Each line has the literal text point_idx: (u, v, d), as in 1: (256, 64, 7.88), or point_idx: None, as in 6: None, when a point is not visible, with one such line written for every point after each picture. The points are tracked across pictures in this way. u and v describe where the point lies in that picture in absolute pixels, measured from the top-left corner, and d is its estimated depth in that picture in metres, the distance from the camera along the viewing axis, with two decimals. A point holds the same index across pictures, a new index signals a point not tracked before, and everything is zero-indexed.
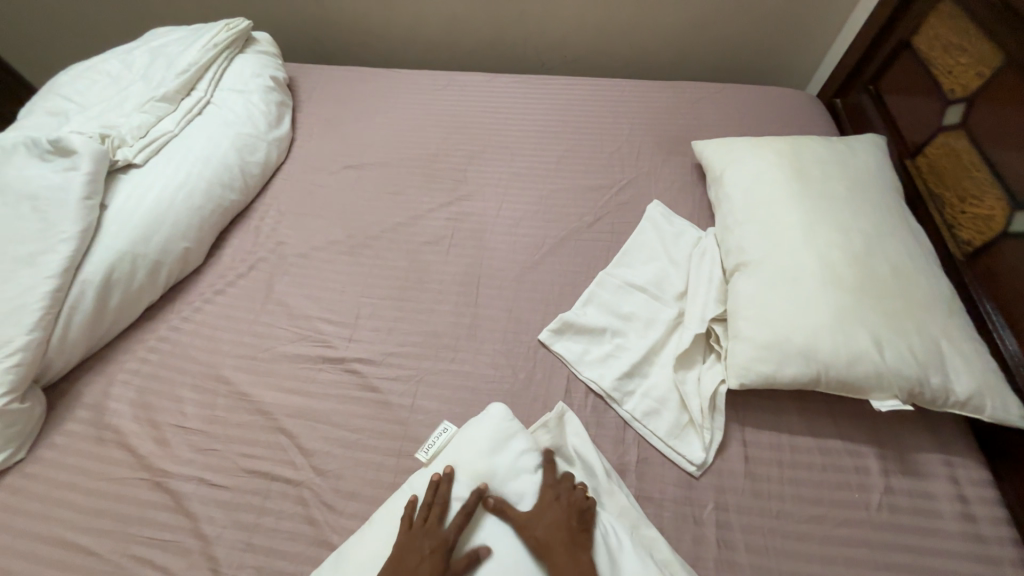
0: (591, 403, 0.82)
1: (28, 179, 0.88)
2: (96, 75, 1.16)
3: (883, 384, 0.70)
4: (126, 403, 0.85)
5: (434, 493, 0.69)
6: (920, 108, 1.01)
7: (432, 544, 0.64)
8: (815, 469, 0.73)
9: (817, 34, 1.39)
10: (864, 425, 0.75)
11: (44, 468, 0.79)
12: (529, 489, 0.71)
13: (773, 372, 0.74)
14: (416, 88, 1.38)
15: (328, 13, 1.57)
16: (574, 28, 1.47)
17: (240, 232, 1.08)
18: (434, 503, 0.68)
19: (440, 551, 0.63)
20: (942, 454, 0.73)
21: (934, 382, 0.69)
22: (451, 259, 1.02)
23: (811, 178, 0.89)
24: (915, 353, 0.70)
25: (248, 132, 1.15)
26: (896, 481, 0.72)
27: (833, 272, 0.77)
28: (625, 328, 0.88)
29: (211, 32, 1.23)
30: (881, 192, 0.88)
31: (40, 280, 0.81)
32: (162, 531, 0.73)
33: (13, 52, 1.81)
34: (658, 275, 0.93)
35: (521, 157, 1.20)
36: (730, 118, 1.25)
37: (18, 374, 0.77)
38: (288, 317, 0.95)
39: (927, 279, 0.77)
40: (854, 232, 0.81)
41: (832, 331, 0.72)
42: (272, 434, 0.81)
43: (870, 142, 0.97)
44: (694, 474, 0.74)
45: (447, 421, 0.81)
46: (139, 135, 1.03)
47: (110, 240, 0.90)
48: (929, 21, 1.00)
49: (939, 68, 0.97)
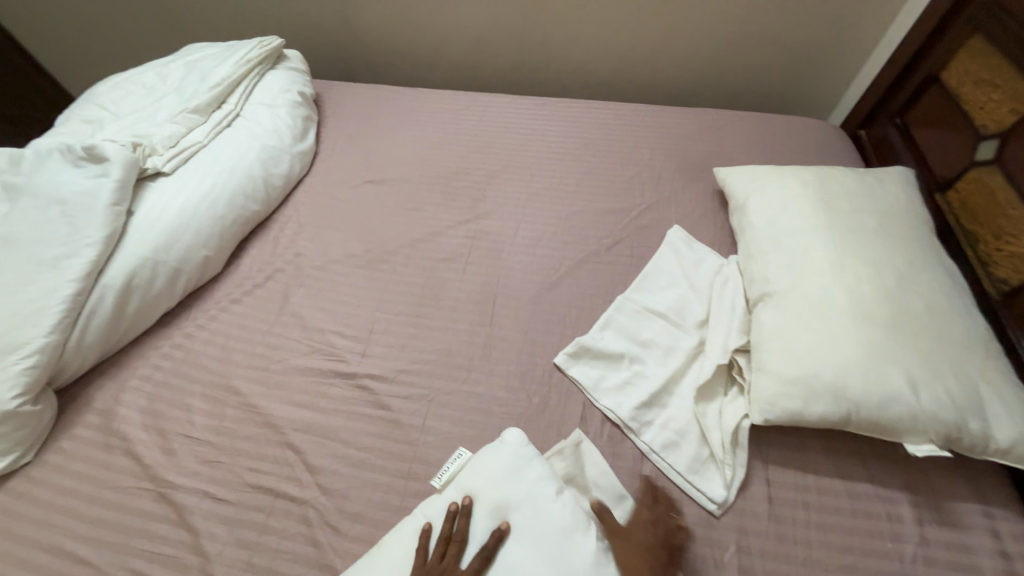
0: (608, 432, 0.79)
1: (60, 184, 0.90)
2: (133, 86, 1.20)
3: (918, 428, 0.67)
4: (136, 410, 0.84)
5: (452, 527, 0.66)
6: (950, 143, 0.99)
7: None
8: (844, 514, 0.69)
9: (839, 66, 1.39)
10: (896, 469, 0.71)
11: (50, 473, 0.78)
12: (548, 516, 0.66)
13: (800, 409, 0.70)
14: (439, 107, 1.40)
15: (357, 34, 1.62)
16: (596, 54, 1.50)
17: (260, 242, 1.09)
18: (450, 539, 0.66)
19: None
20: (982, 505, 0.68)
21: (973, 428, 0.66)
22: (467, 277, 1.01)
23: (839, 209, 0.88)
24: (952, 396, 0.67)
25: (274, 145, 1.17)
26: (932, 531, 0.67)
27: (863, 306, 0.74)
28: (644, 355, 0.86)
29: (245, 49, 1.27)
30: (912, 226, 0.86)
31: (62, 283, 0.82)
32: (162, 546, 0.71)
33: (56, 63, 1.90)
34: (679, 302, 0.91)
35: (541, 178, 1.21)
36: (752, 146, 1.25)
37: (33, 376, 0.77)
38: (302, 329, 0.94)
39: (963, 317, 0.74)
40: (884, 266, 0.78)
41: (863, 368, 0.69)
42: (279, 448, 0.79)
43: (899, 175, 0.96)
44: (715, 513, 0.70)
45: (461, 446, 0.79)
46: (169, 144, 1.05)
47: (133, 245, 0.91)
48: (959, 57, 0.99)
49: (970, 103, 0.95)
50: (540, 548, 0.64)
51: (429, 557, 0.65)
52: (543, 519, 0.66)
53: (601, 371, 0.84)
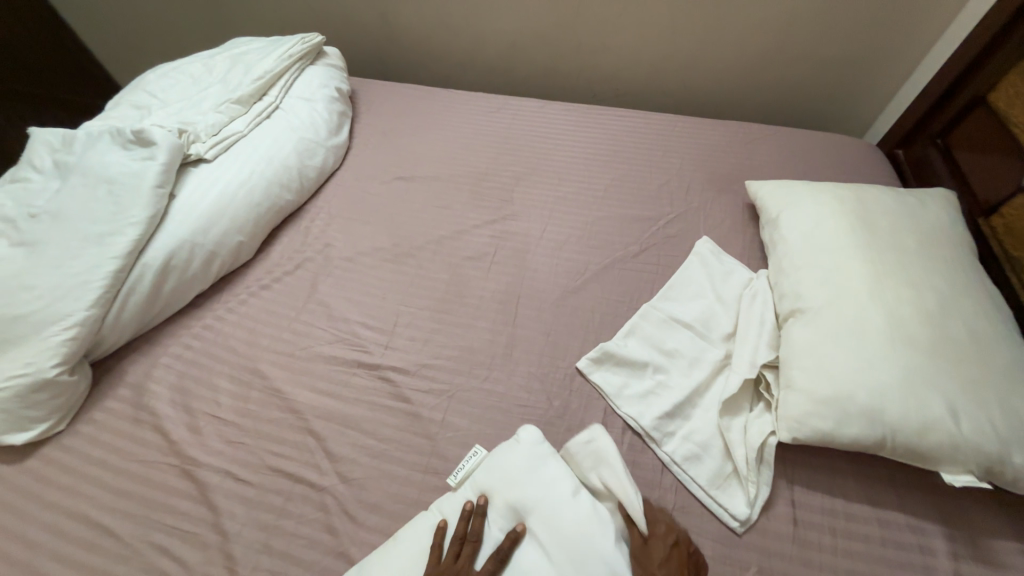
0: (628, 440, 0.78)
1: (109, 165, 0.93)
2: (180, 75, 1.25)
3: (957, 457, 0.64)
4: (165, 387, 0.86)
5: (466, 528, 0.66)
6: (996, 166, 0.96)
7: None
8: (872, 542, 0.67)
9: (879, 84, 1.37)
10: (929, 499, 0.69)
11: (81, 442, 0.80)
12: (565, 517, 0.65)
13: (831, 429, 0.69)
14: (470, 109, 1.42)
15: (394, 35, 1.66)
16: (629, 63, 1.50)
17: (291, 231, 1.12)
18: (466, 537, 0.66)
19: None
20: (1022, 543, 0.65)
21: (1017, 461, 0.63)
22: (492, 276, 1.02)
23: (877, 228, 0.86)
24: (994, 426, 0.64)
25: (311, 138, 1.20)
26: (967, 567, 0.64)
27: (901, 328, 0.72)
28: (668, 365, 0.85)
29: (288, 44, 1.31)
30: (955, 250, 0.83)
31: (105, 260, 0.85)
32: (183, 522, 0.72)
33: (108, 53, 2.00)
34: (705, 314, 0.90)
35: (569, 182, 1.21)
36: (786, 160, 1.23)
37: (72, 347, 0.80)
38: (328, 318, 0.96)
39: (1008, 346, 0.71)
40: (924, 289, 0.76)
41: (900, 392, 0.67)
42: (301, 434, 0.80)
43: (941, 197, 0.93)
44: (737, 530, 0.69)
45: (477, 444, 0.79)
46: (212, 132, 1.08)
47: (173, 228, 0.94)
48: (1010, 79, 0.96)
49: (1019, 126, 0.92)
50: (559, 548, 0.63)
51: (443, 556, 0.64)
52: (561, 520, 0.65)
53: (623, 378, 0.84)
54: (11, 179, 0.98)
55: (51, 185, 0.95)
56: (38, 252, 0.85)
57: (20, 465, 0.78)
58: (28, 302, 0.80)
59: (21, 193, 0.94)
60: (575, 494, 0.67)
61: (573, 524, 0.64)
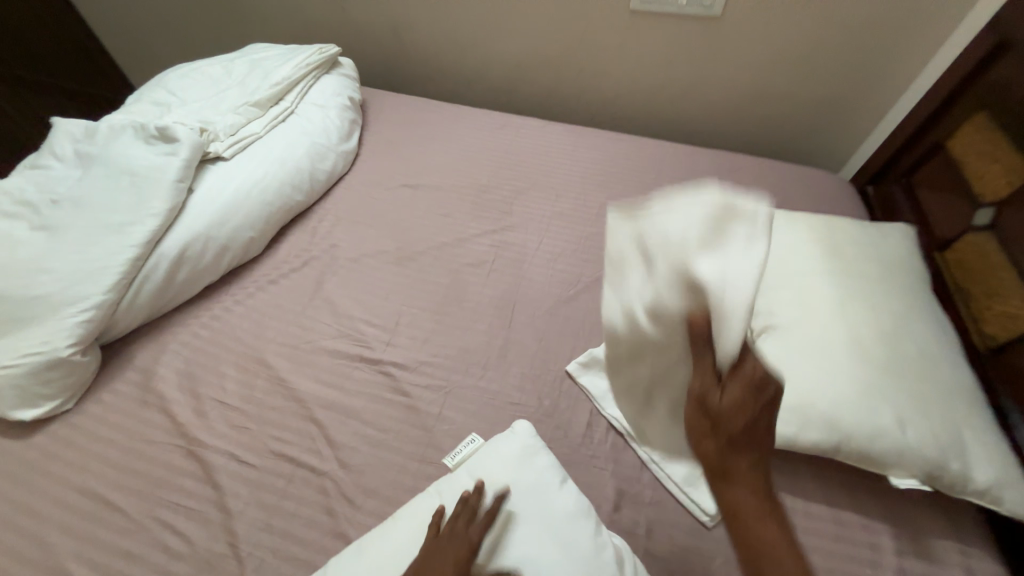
0: (611, 439, 0.84)
1: (133, 158, 0.98)
2: (200, 76, 1.30)
3: (903, 463, 0.72)
4: (173, 372, 0.90)
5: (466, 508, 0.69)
6: (951, 206, 1.06)
7: (456, 553, 0.63)
8: (828, 538, 0.73)
9: (854, 125, 1.48)
10: (880, 501, 0.76)
11: (88, 421, 0.84)
12: (553, 501, 0.71)
13: (794, 434, 0.76)
14: (475, 124, 1.50)
15: (405, 50, 1.74)
16: (626, 90, 1.60)
17: (300, 230, 1.17)
18: (461, 513, 0.68)
19: (463, 560, 0.62)
20: (958, 542, 0.73)
21: (955, 468, 0.71)
22: (490, 282, 1.08)
23: (843, 255, 0.95)
24: (936, 436, 0.72)
25: (323, 143, 1.26)
26: (910, 563, 0.71)
27: (859, 346, 0.80)
28: (681, 278, 0.61)
29: (305, 54, 1.38)
30: (911, 278, 0.92)
31: (125, 247, 0.89)
32: (187, 499, 0.76)
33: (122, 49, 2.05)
34: (722, 228, 0.62)
35: (565, 199, 1.29)
36: (766, 190, 1.33)
37: (87, 329, 0.84)
38: (332, 314, 1.01)
39: (951, 366, 0.80)
40: (881, 312, 0.85)
41: (856, 403, 0.75)
42: (304, 422, 0.85)
43: (902, 230, 1.03)
44: (707, 524, 0.74)
45: (474, 433, 0.84)
46: (230, 132, 1.14)
47: (190, 221, 0.99)
48: (964, 129, 1.07)
49: (970, 171, 1.03)
50: (546, 527, 0.68)
51: (440, 530, 0.67)
52: (548, 501, 0.71)
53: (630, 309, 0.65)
54: (32, 165, 1.02)
55: (72, 173, 0.99)
56: (60, 237, 0.89)
57: (27, 440, 0.81)
58: (48, 283, 0.84)
59: (43, 180, 0.98)
60: (562, 483, 0.74)
61: (562, 510, 0.70)
